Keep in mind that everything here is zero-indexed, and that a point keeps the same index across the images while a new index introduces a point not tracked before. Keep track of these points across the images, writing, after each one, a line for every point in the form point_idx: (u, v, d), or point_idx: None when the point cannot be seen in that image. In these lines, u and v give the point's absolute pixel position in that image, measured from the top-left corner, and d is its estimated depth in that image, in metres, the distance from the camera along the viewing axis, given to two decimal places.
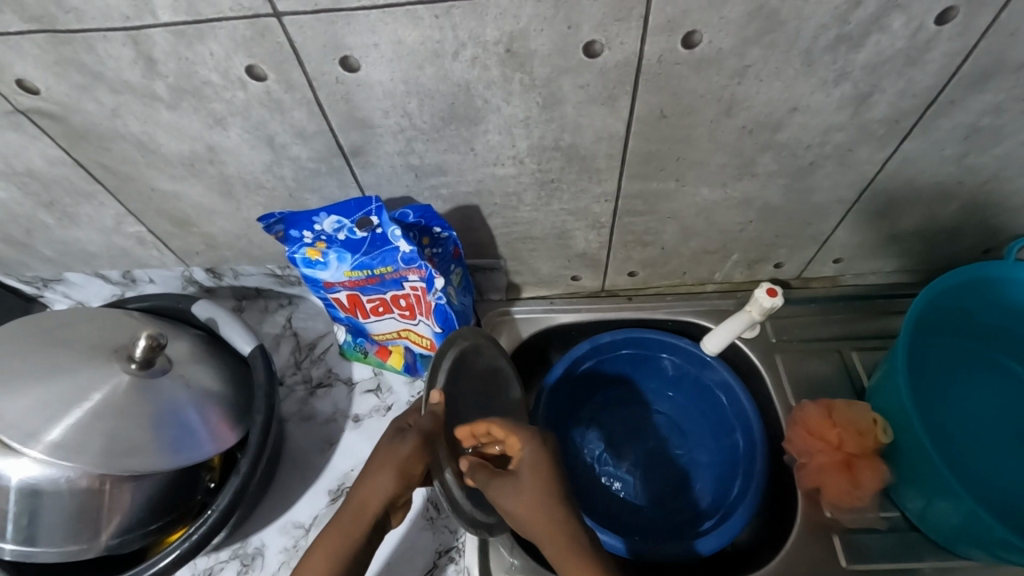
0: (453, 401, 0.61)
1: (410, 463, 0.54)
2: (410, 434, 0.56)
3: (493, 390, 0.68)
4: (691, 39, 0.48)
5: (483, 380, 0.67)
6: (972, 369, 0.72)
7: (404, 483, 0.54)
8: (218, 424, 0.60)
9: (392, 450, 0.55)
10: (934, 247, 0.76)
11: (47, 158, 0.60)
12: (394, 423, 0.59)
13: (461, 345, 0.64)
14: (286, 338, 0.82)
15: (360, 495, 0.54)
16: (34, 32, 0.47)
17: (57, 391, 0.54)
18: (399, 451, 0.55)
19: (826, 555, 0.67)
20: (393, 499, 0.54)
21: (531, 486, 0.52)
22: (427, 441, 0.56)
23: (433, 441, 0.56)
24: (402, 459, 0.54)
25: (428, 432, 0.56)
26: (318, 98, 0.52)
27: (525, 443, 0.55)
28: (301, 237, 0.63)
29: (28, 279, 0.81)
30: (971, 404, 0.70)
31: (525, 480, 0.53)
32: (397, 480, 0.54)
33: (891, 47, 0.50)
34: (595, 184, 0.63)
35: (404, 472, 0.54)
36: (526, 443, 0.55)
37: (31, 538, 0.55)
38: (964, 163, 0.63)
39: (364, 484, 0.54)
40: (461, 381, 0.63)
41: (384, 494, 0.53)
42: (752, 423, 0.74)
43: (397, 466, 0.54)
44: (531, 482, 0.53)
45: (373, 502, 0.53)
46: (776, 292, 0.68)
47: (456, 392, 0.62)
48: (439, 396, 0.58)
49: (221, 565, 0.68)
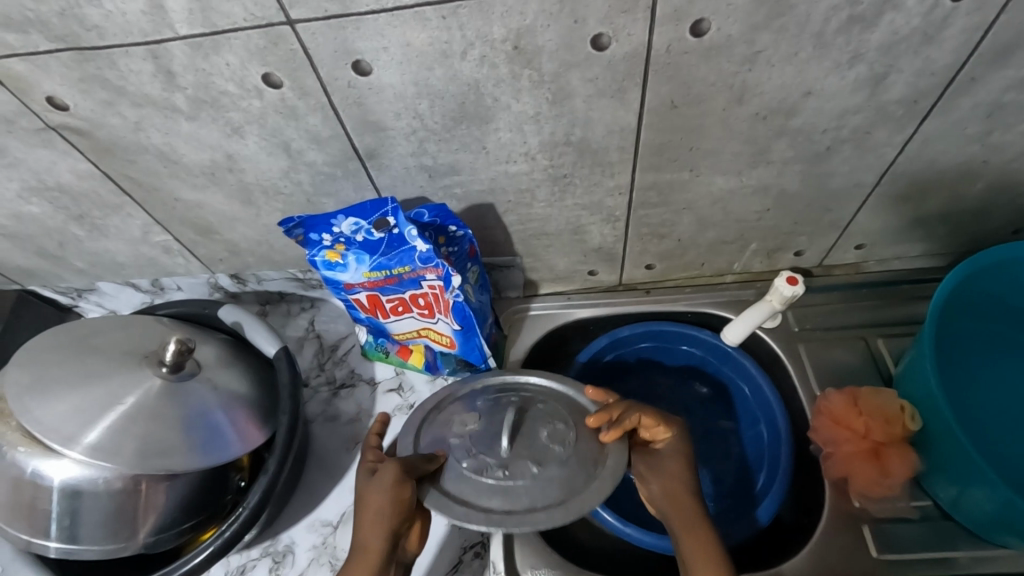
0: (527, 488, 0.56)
1: (401, 488, 0.54)
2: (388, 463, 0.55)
3: (556, 433, 0.60)
4: (699, 27, 0.48)
5: (558, 457, 0.58)
6: (1015, 351, 0.70)
7: (399, 511, 0.54)
8: (246, 425, 0.62)
9: (375, 490, 0.54)
10: (960, 230, 0.75)
11: (76, 172, 0.62)
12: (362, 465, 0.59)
13: (589, 500, 0.54)
14: (309, 341, 0.83)
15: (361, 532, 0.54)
16: (60, 51, 0.48)
17: (92, 396, 0.56)
18: (385, 484, 0.54)
19: (857, 547, 0.65)
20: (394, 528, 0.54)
21: (677, 472, 0.58)
22: (409, 470, 0.55)
23: (418, 470, 0.56)
24: (389, 491, 0.54)
25: (412, 464, 0.56)
26: (331, 103, 0.53)
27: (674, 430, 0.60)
28: (319, 240, 0.64)
29: (63, 289, 0.84)
30: (1017, 388, 0.69)
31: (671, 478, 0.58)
32: (393, 508, 0.54)
33: (905, 25, 0.49)
34: (609, 177, 0.63)
35: (396, 502, 0.54)
36: (679, 440, 0.60)
37: (73, 537, 0.57)
38: (988, 142, 0.61)
39: (366, 523, 0.54)
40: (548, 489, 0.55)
41: (383, 525, 0.53)
42: (773, 410, 0.74)
43: (392, 494, 0.54)
44: (691, 486, 0.58)
45: (376, 541, 0.53)
46: (796, 281, 0.68)
47: (529, 496, 0.55)
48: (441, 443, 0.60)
49: (252, 563, 0.69)
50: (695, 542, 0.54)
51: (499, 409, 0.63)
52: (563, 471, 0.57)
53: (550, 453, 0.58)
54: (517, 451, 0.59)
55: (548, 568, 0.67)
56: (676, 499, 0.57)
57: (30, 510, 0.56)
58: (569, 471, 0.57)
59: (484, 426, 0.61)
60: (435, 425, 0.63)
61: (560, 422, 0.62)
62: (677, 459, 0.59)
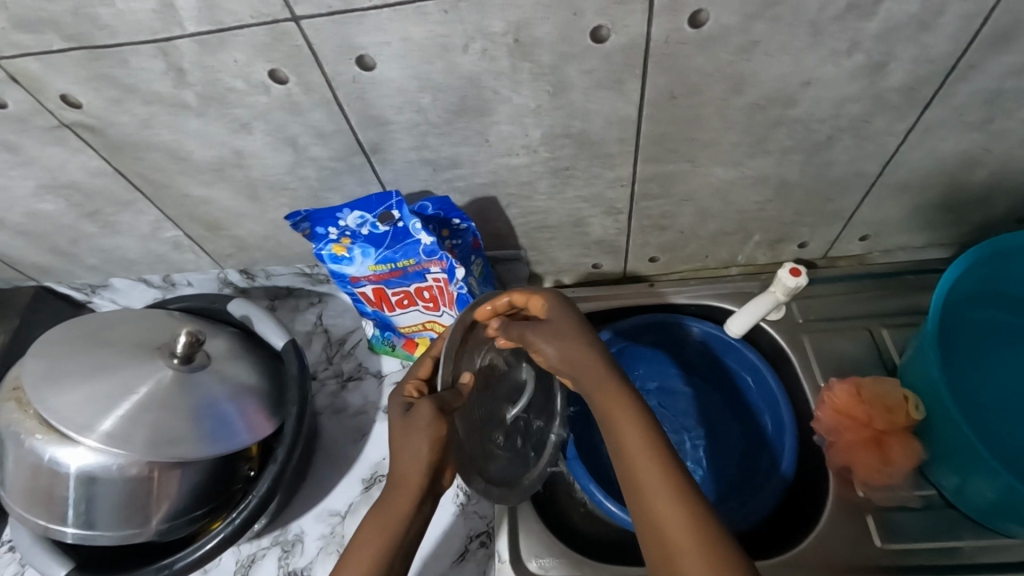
0: (506, 462, 0.62)
1: (439, 425, 0.52)
2: (426, 400, 0.53)
3: (540, 410, 0.67)
4: (697, 18, 0.49)
5: (534, 436, 0.66)
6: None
7: (438, 448, 0.52)
8: (254, 415, 0.63)
9: (409, 426, 0.52)
10: (963, 219, 0.74)
11: (89, 169, 0.64)
12: (397, 399, 0.56)
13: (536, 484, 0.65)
14: (318, 335, 0.85)
15: (397, 466, 0.52)
16: (73, 49, 0.50)
17: (107, 386, 0.58)
18: (421, 418, 0.52)
19: (860, 536, 0.65)
20: (431, 465, 0.52)
21: (569, 330, 0.53)
22: (444, 407, 0.53)
23: (450, 407, 0.54)
24: (430, 426, 0.52)
25: (445, 401, 0.53)
26: (335, 98, 0.54)
27: (547, 298, 0.56)
28: (326, 233, 0.65)
29: (77, 286, 0.86)
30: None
31: (574, 343, 0.52)
32: (433, 446, 0.52)
33: (902, 12, 0.49)
34: (609, 169, 0.64)
35: (436, 437, 0.52)
36: (554, 304, 0.56)
37: (89, 523, 0.59)
38: (990, 129, 0.61)
39: (401, 458, 0.52)
40: (515, 463, 0.63)
41: (421, 462, 0.51)
42: (778, 400, 0.74)
43: (430, 431, 0.51)
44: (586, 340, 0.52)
45: (414, 476, 0.51)
46: (800, 271, 0.69)
47: (507, 470, 0.62)
48: (469, 377, 0.57)
49: (262, 552, 0.71)
50: (606, 395, 0.49)
51: (514, 362, 0.65)
52: (532, 451, 0.66)
53: (531, 430, 0.66)
54: (513, 422, 0.64)
55: (553, 558, 0.67)
56: (579, 361, 0.51)
57: (48, 497, 0.58)
58: (535, 451, 0.66)
59: (500, 381, 0.63)
60: (465, 357, 0.59)
61: (544, 398, 0.68)
62: (565, 320, 0.54)
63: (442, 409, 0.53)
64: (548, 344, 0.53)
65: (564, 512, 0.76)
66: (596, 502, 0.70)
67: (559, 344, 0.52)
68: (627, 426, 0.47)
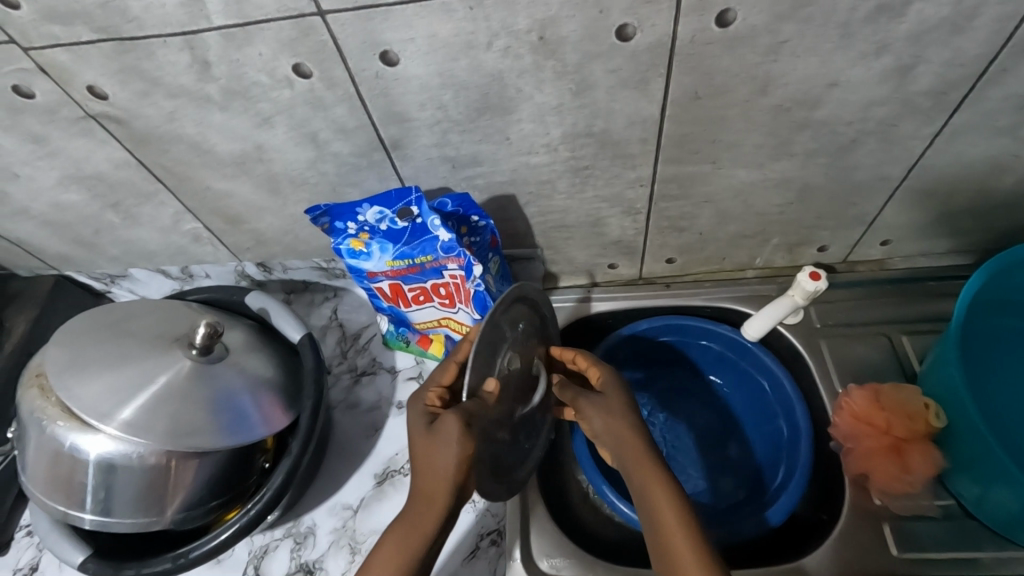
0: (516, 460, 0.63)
1: (466, 442, 0.51)
2: (453, 413, 0.52)
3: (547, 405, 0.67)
4: (725, 18, 0.48)
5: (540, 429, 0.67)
6: None
7: (465, 466, 0.52)
8: (271, 409, 0.64)
9: (436, 440, 0.51)
10: (988, 226, 0.73)
11: (113, 161, 0.64)
12: (419, 409, 0.57)
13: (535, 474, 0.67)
14: (332, 329, 0.85)
15: (423, 479, 0.52)
16: (102, 41, 0.50)
17: (127, 376, 0.58)
18: (448, 433, 0.51)
19: (876, 544, 0.64)
20: (459, 482, 0.51)
21: (615, 406, 0.57)
22: (468, 419, 0.52)
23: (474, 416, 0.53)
24: (458, 443, 0.51)
25: (469, 412, 0.53)
26: (358, 93, 0.55)
27: (603, 371, 0.61)
28: (345, 228, 0.66)
29: (98, 276, 0.87)
30: None
31: (617, 416, 0.56)
32: (461, 463, 0.51)
33: (935, 15, 0.48)
34: (630, 169, 0.63)
35: (464, 455, 0.51)
36: (608, 376, 0.60)
37: (107, 510, 0.59)
38: (1020, 135, 0.60)
39: (427, 473, 0.52)
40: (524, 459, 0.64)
41: (449, 479, 0.51)
42: (794, 407, 0.73)
43: (458, 448, 0.51)
44: (628, 416, 0.56)
45: (442, 494, 0.51)
46: (819, 275, 0.67)
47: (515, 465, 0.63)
48: (494, 384, 0.56)
49: (275, 543, 0.71)
50: (637, 462, 0.53)
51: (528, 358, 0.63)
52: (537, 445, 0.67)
53: (538, 425, 0.67)
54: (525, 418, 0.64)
55: (564, 557, 0.67)
56: (616, 433, 0.55)
57: (68, 483, 0.59)
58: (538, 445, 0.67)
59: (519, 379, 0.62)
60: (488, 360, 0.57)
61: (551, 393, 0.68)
62: (615, 395, 0.58)
63: (467, 420, 0.52)
64: (594, 414, 0.57)
65: (574, 513, 0.76)
66: (609, 504, 0.69)
67: (602, 415, 0.57)
68: (657, 491, 0.50)
